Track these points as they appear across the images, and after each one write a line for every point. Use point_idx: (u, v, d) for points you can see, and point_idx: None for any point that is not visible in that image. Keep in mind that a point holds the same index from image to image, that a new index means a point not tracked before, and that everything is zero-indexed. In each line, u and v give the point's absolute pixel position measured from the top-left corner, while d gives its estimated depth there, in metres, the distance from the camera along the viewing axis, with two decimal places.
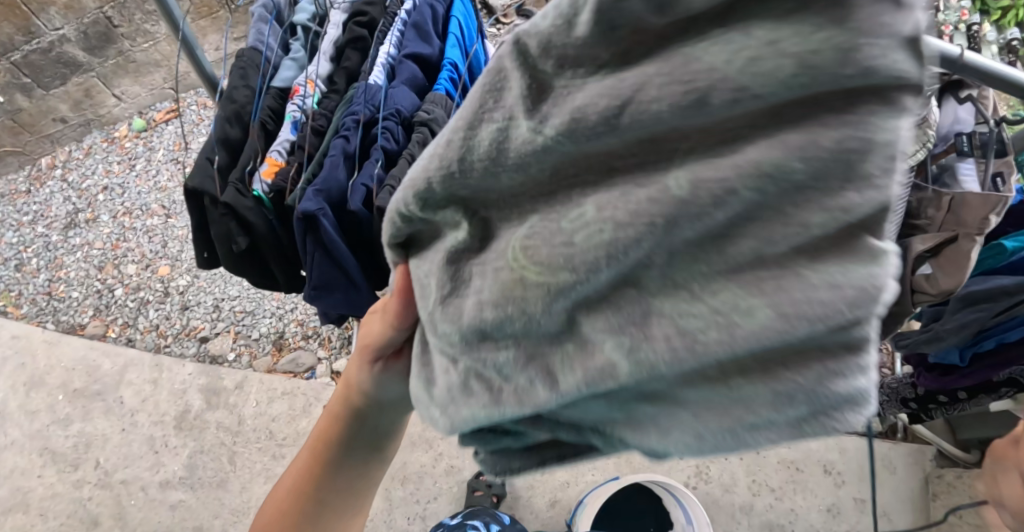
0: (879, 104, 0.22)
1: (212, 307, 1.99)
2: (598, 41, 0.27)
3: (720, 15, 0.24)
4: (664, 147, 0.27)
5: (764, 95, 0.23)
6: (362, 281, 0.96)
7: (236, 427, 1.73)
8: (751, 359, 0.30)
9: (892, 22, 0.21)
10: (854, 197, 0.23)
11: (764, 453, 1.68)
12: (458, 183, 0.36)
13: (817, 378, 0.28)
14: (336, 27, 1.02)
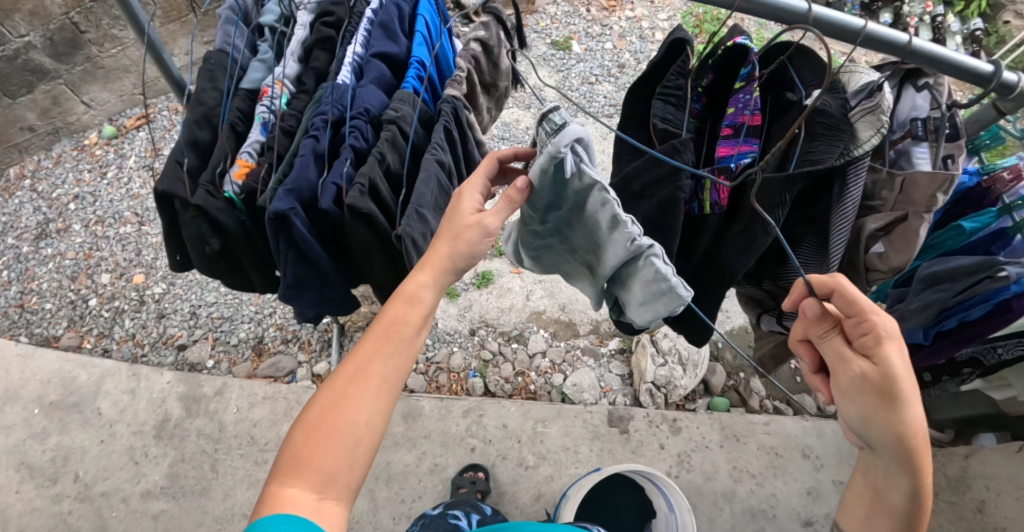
0: (596, 199, 0.72)
1: (189, 314, 1.99)
2: (527, 200, 0.79)
3: (553, 189, 0.75)
4: (577, 216, 0.79)
5: (580, 202, 0.75)
6: (334, 277, 0.97)
7: (216, 434, 1.72)
8: (638, 293, 0.79)
9: (575, 180, 0.71)
10: (619, 229, 0.72)
11: (744, 440, 1.72)
12: (536, 239, 0.89)
13: (653, 293, 0.75)
14: (303, 28, 1.02)
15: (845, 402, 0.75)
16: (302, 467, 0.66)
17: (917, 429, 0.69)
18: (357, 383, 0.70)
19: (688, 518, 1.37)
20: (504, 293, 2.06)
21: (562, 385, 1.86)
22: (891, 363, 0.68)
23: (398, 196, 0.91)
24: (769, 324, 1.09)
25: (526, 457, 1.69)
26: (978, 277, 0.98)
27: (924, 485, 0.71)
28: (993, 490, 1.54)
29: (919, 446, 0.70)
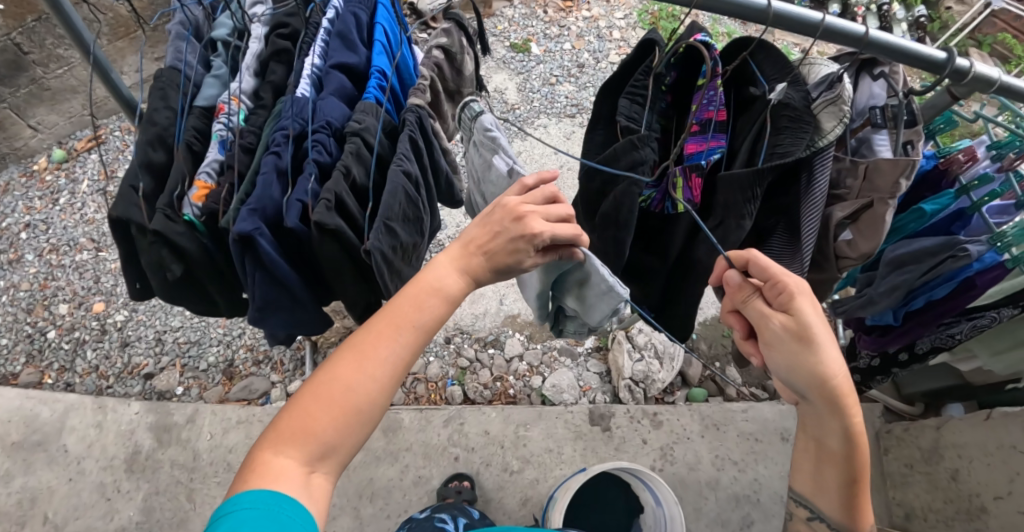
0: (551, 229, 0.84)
1: (154, 341, 1.92)
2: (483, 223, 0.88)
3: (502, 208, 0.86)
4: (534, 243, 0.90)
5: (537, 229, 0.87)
6: (304, 297, 0.94)
7: (191, 462, 1.67)
8: (586, 299, 0.88)
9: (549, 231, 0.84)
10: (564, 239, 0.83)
11: (723, 428, 1.74)
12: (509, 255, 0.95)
13: (597, 295, 0.85)
14: (258, 41, 0.99)
15: (772, 359, 0.76)
16: (300, 437, 0.63)
17: (838, 376, 0.72)
18: (366, 358, 0.67)
19: (676, 509, 1.37)
20: (477, 299, 2.05)
21: (541, 387, 1.86)
22: (805, 316, 0.71)
23: (368, 210, 0.89)
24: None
25: (510, 462, 1.68)
26: (940, 257, 1.01)
27: (851, 423, 0.74)
28: (965, 459, 1.49)
29: (844, 388, 0.73)
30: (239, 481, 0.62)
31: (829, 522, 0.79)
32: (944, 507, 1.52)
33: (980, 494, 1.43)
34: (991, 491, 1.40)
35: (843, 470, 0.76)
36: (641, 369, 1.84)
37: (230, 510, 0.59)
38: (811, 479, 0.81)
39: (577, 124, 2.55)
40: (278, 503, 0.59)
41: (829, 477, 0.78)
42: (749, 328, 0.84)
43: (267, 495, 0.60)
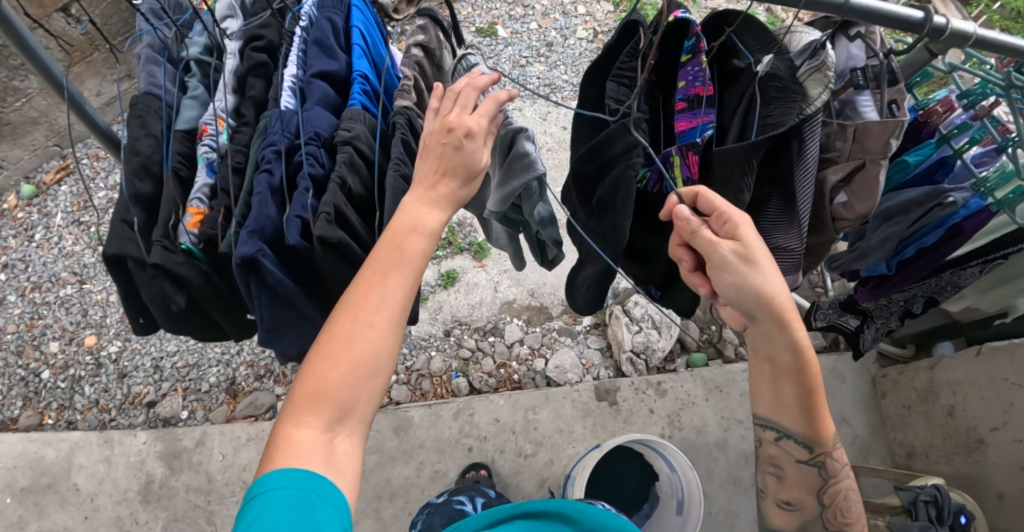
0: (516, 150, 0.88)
1: (152, 368, 1.89)
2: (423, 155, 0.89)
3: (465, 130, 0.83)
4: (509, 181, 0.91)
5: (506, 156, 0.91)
6: (311, 311, 0.93)
7: (206, 485, 1.68)
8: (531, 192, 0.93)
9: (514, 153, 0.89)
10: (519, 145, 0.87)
11: (727, 390, 1.77)
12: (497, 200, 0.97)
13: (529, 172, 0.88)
14: (233, 56, 0.96)
15: (721, 286, 0.79)
16: (318, 403, 0.65)
17: (780, 295, 0.76)
18: (361, 313, 0.67)
19: (691, 472, 1.41)
20: (472, 289, 1.98)
21: (545, 369, 1.86)
22: (749, 241, 0.75)
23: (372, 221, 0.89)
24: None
25: (523, 447, 1.70)
26: (928, 206, 1.04)
27: (798, 336, 0.79)
28: (960, 396, 1.52)
29: (787, 304, 0.78)
30: (267, 460, 0.63)
31: (794, 437, 0.87)
32: (944, 443, 1.57)
33: (977, 428, 1.48)
34: (988, 423, 1.44)
35: (797, 381, 0.82)
36: (641, 340, 1.84)
37: (264, 490, 0.60)
38: (771, 399, 0.87)
39: (552, 103, 2.53)
40: (309, 481, 0.61)
41: (789, 390, 0.84)
42: (696, 261, 0.87)
43: (298, 473, 0.61)
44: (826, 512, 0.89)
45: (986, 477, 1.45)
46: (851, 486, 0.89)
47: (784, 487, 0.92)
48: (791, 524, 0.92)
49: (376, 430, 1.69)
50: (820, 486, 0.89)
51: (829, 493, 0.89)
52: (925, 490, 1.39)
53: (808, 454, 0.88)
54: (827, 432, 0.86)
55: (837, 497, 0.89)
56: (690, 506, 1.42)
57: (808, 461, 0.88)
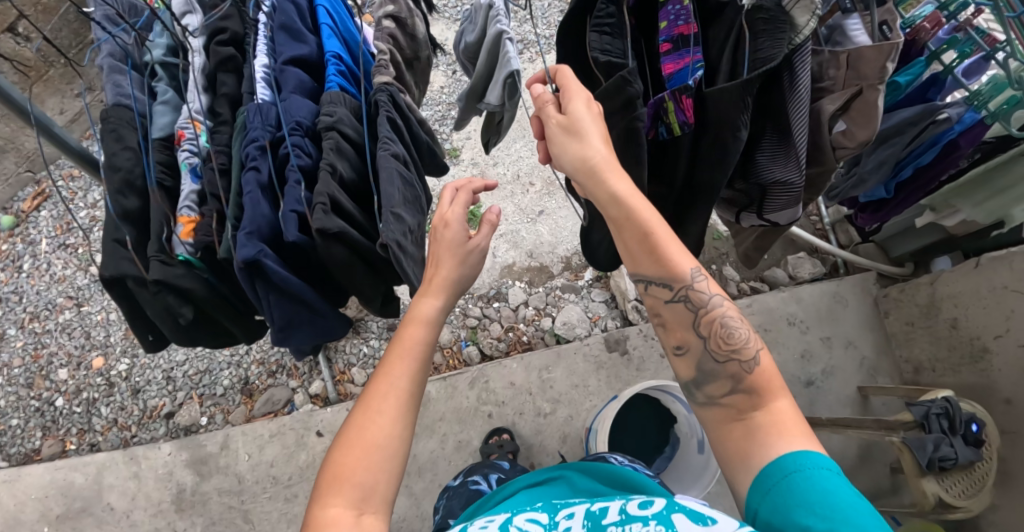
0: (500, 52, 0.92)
1: (164, 380, 1.89)
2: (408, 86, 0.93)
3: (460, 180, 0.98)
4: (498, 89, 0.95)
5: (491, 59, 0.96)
6: (323, 306, 0.92)
7: (237, 486, 1.71)
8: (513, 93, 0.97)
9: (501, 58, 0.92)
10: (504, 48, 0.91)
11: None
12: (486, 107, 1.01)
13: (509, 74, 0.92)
14: (199, 54, 0.93)
15: (561, 161, 0.83)
16: (339, 485, 0.70)
17: (596, 146, 0.78)
18: (375, 400, 0.77)
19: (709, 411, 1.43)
20: None
21: (552, 327, 1.79)
22: (576, 111, 0.80)
23: (372, 205, 0.88)
24: (750, 221, 1.09)
25: (542, 406, 1.68)
26: (922, 125, 1.04)
27: (619, 188, 0.76)
28: (962, 307, 1.55)
29: (607, 157, 0.79)
30: None
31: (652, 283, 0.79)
32: (950, 355, 1.60)
33: (981, 337, 1.50)
34: (992, 331, 1.47)
35: (629, 231, 0.77)
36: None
37: None
38: (624, 257, 0.81)
39: (527, 61, 2.48)
40: None
41: (627, 242, 0.79)
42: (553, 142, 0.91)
43: None
44: (710, 344, 0.77)
45: (993, 383, 1.49)
46: (728, 310, 0.78)
47: (669, 332, 0.82)
48: (688, 370, 0.79)
49: None
50: (692, 320, 0.78)
51: (705, 323, 0.78)
52: (936, 403, 1.43)
53: (669, 293, 0.78)
54: (682, 266, 0.77)
55: (715, 325, 0.78)
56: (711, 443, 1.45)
57: (671, 298, 0.79)
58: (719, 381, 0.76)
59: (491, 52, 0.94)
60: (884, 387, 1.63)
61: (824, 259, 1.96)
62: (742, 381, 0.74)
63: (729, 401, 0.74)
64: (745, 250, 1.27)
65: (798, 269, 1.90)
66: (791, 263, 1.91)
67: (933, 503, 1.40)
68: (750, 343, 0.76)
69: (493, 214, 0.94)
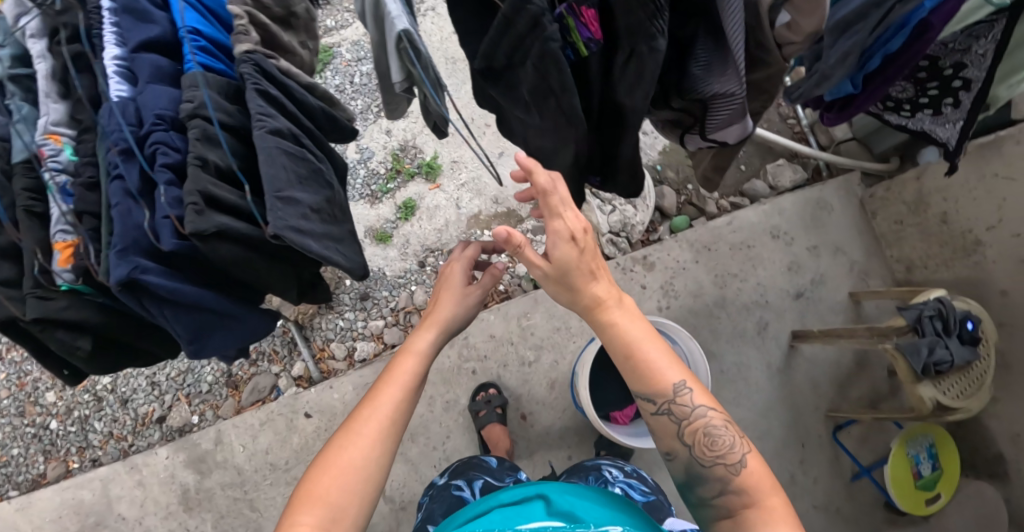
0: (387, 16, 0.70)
1: (149, 387, 1.87)
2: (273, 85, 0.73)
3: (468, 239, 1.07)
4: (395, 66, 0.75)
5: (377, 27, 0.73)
6: (236, 308, 0.84)
7: (238, 478, 1.73)
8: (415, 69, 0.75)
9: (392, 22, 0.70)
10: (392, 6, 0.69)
11: (715, 248, 1.64)
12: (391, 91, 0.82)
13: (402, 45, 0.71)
14: (42, 59, 0.81)
15: (556, 296, 0.83)
16: (312, 503, 0.72)
17: (584, 289, 0.79)
18: (357, 420, 0.80)
19: (693, 344, 1.31)
20: (434, 214, 1.79)
21: (528, 271, 1.69)
22: (561, 253, 0.78)
23: (247, 191, 0.74)
24: (694, 143, 1.00)
25: (525, 354, 1.61)
26: (887, 5, 0.87)
27: (611, 319, 0.78)
28: (952, 201, 1.45)
29: (598, 290, 0.79)
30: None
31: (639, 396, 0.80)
32: (941, 251, 1.52)
33: (973, 229, 1.42)
34: (983, 223, 1.39)
35: (620, 358, 0.79)
36: (617, 219, 1.64)
37: None
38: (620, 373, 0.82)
39: None
40: None
41: (616, 364, 0.80)
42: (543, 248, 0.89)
43: None
44: (694, 451, 0.78)
45: (987, 276, 1.42)
46: (712, 420, 0.77)
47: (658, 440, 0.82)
48: (678, 474, 0.81)
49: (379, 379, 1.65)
50: (677, 430, 0.78)
51: (689, 433, 0.78)
52: (928, 304, 1.35)
53: (653, 406, 0.79)
54: (666, 384, 0.77)
55: (698, 436, 0.78)
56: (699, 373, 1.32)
57: (656, 411, 0.78)
58: (708, 484, 0.76)
59: (376, 18, 0.71)
60: (878, 291, 1.54)
61: (804, 163, 1.80)
62: (731, 483, 0.74)
63: (721, 503, 0.74)
64: (705, 172, 1.14)
65: (778, 178, 1.74)
66: (771, 172, 1.75)
67: (931, 408, 1.33)
68: (737, 448, 0.76)
69: (498, 267, 1.04)
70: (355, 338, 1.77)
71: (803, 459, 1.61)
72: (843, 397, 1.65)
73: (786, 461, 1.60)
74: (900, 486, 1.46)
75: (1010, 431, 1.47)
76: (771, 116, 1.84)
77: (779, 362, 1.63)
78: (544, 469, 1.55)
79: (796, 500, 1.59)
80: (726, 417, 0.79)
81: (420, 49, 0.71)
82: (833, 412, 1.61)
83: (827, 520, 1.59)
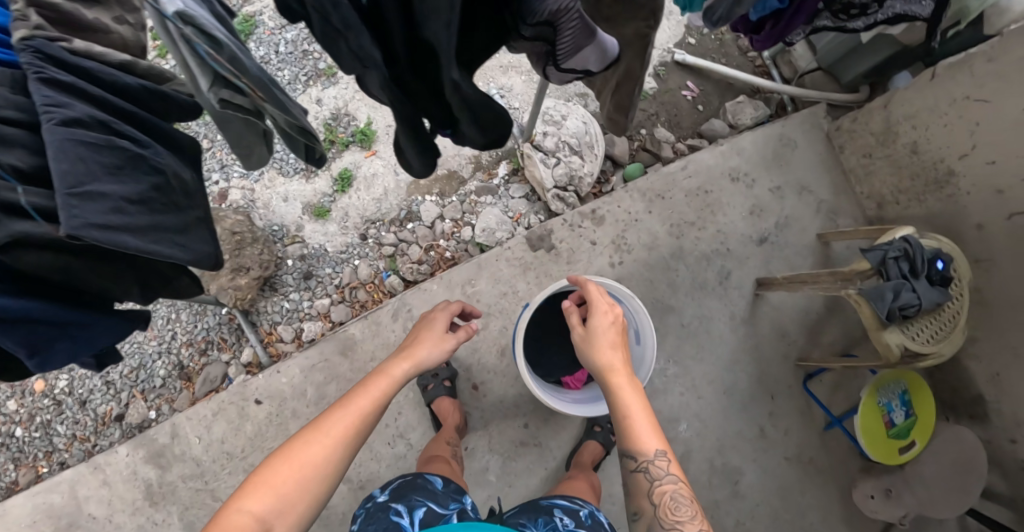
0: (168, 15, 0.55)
1: (104, 386, 1.81)
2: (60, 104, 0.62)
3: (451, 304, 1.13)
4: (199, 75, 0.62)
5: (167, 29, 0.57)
6: (79, 316, 0.75)
7: (199, 470, 1.69)
8: (216, 70, 0.61)
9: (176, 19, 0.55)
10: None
11: (669, 195, 1.53)
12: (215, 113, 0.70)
13: (191, 42, 0.57)
14: None
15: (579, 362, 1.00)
16: (261, 491, 0.70)
17: (603, 354, 0.96)
18: (329, 419, 0.79)
19: (634, 300, 1.18)
20: (371, 183, 1.67)
21: (474, 236, 1.58)
22: (596, 325, 1.00)
23: (23, 191, 0.62)
24: (560, 76, 0.81)
25: (472, 323, 1.50)
26: None
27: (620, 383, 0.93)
28: (921, 129, 1.36)
29: (613, 360, 0.96)
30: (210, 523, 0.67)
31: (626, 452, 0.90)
32: (912, 185, 1.43)
33: (946, 158, 1.33)
34: (956, 151, 1.30)
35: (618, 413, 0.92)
36: (563, 172, 1.50)
37: None
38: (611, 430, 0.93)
39: None
40: None
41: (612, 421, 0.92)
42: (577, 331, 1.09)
43: None
44: (659, 511, 0.86)
45: (961, 210, 1.33)
46: (679, 488, 0.86)
47: (630, 499, 0.90)
48: None
49: (325, 359, 1.57)
50: (647, 490, 0.87)
51: (657, 493, 0.87)
52: (893, 245, 1.23)
53: (634, 463, 0.89)
54: (649, 447, 0.88)
55: (665, 497, 0.86)
56: (645, 331, 1.19)
57: (633, 469, 0.89)
58: None
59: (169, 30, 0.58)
60: (843, 231, 1.43)
61: (768, 98, 1.69)
62: None
63: None
64: (609, 113, 1.02)
65: (738, 115, 1.63)
66: (730, 110, 1.64)
67: (899, 355, 1.22)
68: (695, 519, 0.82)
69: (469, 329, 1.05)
70: (301, 319, 1.67)
71: (772, 411, 1.54)
72: (814, 344, 1.56)
73: (755, 414, 1.53)
74: (871, 436, 1.37)
75: (989, 373, 1.38)
76: (731, 49, 1.71)
77: (743, 313, 1.54)
78: (500, 438, 1.50)
79: (766, 454, 1.52)
80: (690, 494, 0.87)
81: (219, 46, 0.58)
82: (802, 360, 1.53)
83: (800, 472, 1.53)
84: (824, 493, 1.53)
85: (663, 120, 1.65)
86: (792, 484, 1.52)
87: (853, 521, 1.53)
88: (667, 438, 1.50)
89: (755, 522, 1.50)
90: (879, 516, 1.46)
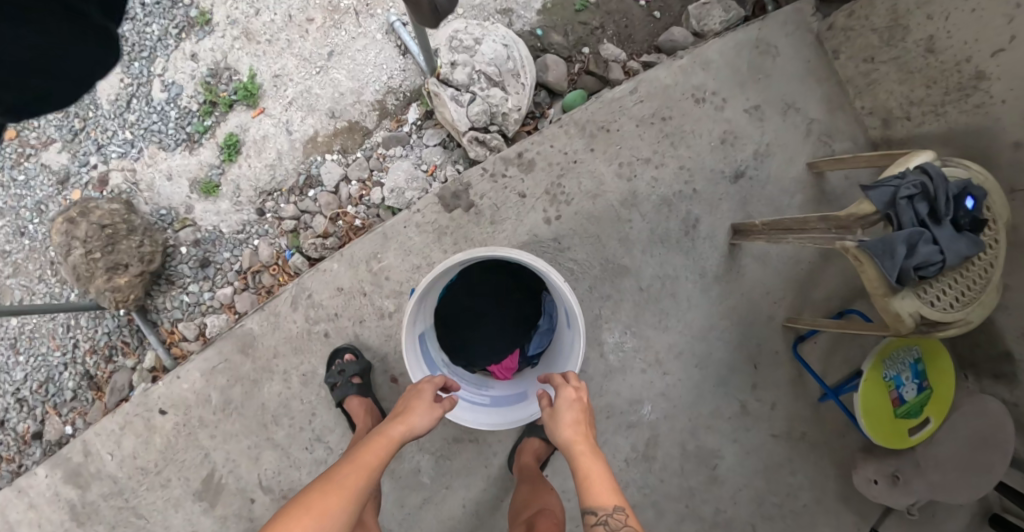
0: None
1: (15, 403, 1.57)
2: None
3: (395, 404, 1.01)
4: None
5: None
6: None
7: (117, 487, 1.36)
8: None
9: None
10: None
11: (616, 128, 1.22)
12: None
13: None
14: None
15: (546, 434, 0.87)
16: None
17: (557, 416, 0.84)
18: (333, 488, 0.71)
19: (554, 275, 0.89)
20: (262, 147, 1.38)
21: (383, 198, 1.35)
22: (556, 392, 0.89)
23: None
24: None
25: (383, 305, 1.26)
26: None
27: (577, 438, 0.80)
28: (940, 18, 1.05)
29: (568, 418, 0.83)
30: None
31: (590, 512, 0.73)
32: (927, 95, 1.12)
33: (973, 57, 1.02)
34: (987, 46, 0.99)
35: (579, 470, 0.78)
36: (480, 109, 1.21)
37: None
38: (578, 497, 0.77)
39: None
40: None
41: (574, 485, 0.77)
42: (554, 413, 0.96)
43: None
44: None
45: (994, 127, 1.02)
46: None
47: None
48: None
49: (224, 360, 1.32)
50: None
51: None
52: (907, 180, 0.90)
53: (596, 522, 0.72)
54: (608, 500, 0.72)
55: None
56: (574, 318, 0.91)
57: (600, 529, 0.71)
58: None
59: None
60: (839, 159, 1.13)
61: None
62: None
63: None
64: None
65: (706, 21, 1.31)
66: (694, 15, 1.31)
67: (913, 326, 0.94)
68: None
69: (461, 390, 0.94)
70: (203, 313, 1.42)
71: (755, 383, 1.27)
72: (805, 300, 1.28)
73: (734, 387, 1.27)
74: (874, 417, 1.10)
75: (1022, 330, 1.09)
76: None
77: (716, 268, 1.25)
78: (430, 435, 1.27)
79: (748, 432, 1.27)
80: None
81: None
82: (790, 321, 1.24)
83: (790, 449, 1.28)
84: (818, 471, 1.28)
85: (612, 35, 1.33)
86: (780, 463, 1.27)
87: (853, 502, 1.28)
88: (629, 423, 1.24)
89: (737, 508, 1.27)
90: (881, 501, 1.20)
